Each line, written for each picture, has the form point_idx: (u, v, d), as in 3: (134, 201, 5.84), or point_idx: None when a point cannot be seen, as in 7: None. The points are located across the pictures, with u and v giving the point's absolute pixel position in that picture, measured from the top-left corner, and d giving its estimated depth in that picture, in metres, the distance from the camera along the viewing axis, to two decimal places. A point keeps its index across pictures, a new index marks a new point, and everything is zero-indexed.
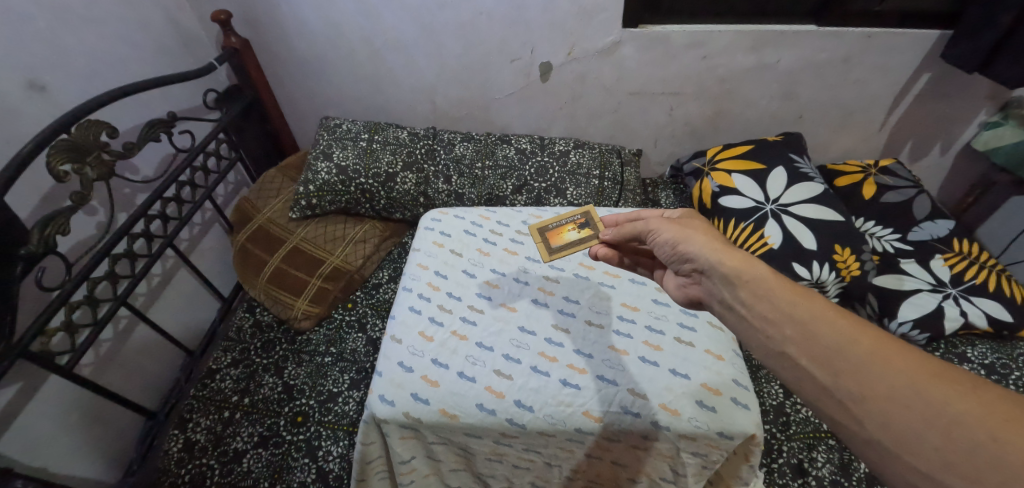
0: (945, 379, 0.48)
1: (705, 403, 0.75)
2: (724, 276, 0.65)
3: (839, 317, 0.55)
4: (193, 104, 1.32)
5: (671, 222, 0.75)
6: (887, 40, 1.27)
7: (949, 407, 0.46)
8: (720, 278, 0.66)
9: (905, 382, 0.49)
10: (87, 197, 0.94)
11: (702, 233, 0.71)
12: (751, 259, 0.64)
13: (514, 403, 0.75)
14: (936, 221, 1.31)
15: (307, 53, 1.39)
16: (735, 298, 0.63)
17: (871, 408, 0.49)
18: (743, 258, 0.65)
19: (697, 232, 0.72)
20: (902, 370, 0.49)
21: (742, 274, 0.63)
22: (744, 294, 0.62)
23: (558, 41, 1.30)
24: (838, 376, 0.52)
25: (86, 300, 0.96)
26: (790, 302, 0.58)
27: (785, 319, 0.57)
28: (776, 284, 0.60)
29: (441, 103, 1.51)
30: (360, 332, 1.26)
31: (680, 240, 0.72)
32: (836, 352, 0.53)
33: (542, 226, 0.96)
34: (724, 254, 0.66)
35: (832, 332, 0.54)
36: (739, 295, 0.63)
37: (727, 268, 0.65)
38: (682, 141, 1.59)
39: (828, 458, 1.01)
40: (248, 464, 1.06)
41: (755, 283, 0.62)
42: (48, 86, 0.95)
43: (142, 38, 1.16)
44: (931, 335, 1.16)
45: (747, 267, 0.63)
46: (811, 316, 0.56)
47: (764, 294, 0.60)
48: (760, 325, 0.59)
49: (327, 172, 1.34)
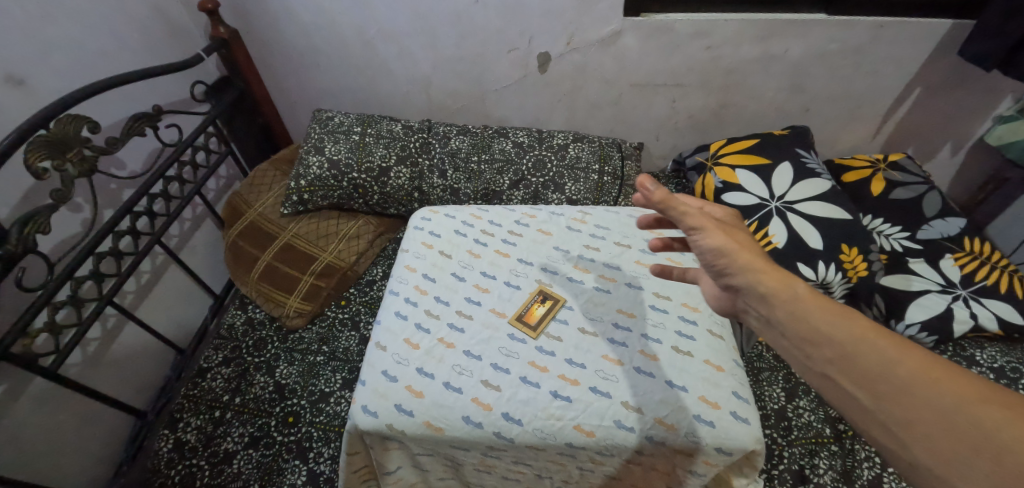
0: (996, 403, 0.43)
1: (703, 417, 0.72)
2: (760, 294, 0.58)
3: (879, 338, 0.50)
4: (181, 97, 1.28)
5: (715, 226, 0.65)
6: (902, 30, 1.22)
7: (1003, 435, 0.41)
8: (756, 296, 0.59)
9: (955, 405, 0.44)
10: (68, 194, 0.91)
11: (744, 245, 0.63)
12: (789, 277, 0.58)
13: (501, 416, 0.73)
14: (946, 219, 1.27)
15: (299, 44, 1.35)
16: (770, 316, 0.57)
17: (917, 432, 0.45)
18: (779, 275, 0.58)
19: (740, 245, 0.64)
20: (950, 392, 0.45)
21: (777, 293, 0.57)
22: (779, 314, 0.56)
23: (556, 30, 1.26)
24: (882, 399, 0.47)
25: (70, 300, 0.93)
26: (827, 320, 0.53)
27: (821, 339, 0.52)
28: (813, 302, 0.55)
29: (436, 95, 1.46)
30: (353, 330, 1.24)
31: (722, 251, 0.63)
32: (878, 375, 0.48)
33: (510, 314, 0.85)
34: (763, 271, 0.59)
35: (872, 353, 0.49)
36: (774, 314, 0.57)
37: (763, 287, 0.58)
38: (684, 134, 1.54)
39: (830, 464, 0.99)
40: (238, 465, 1.04)
41: (792, 302, 0.56)
42: (26, 79, 0.91)
43: (125, 27, 1.11)
44: (939, 337, 1.13)
45: (782, 284, 0.57)
46: (850, 336, 0.51)
47: (800, 313, 0.55)
48: (798, 346, 0.54)
49: (319, 166, 1.31)
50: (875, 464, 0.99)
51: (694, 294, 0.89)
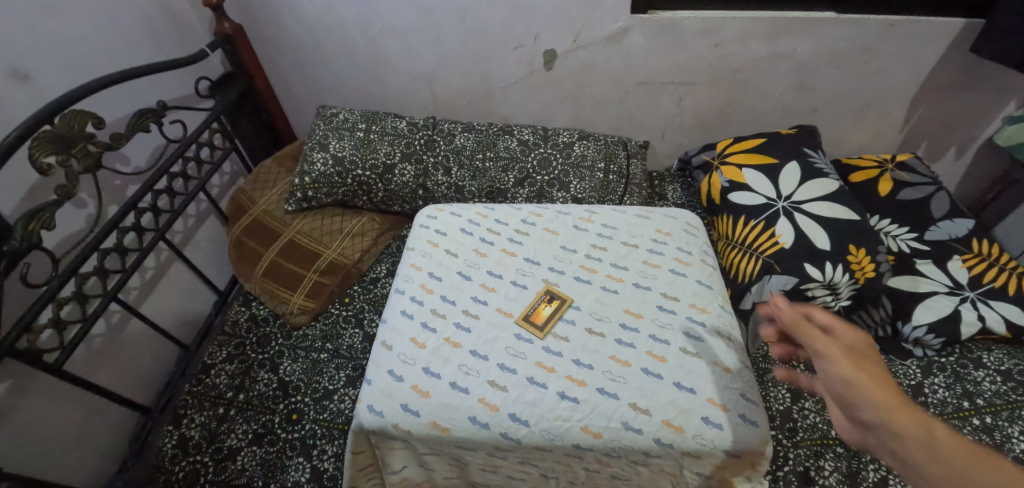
0: None
1: (712, 419, 0.72)
2: (894, 436, 0.51)
3: None
4: (186, 92, 1.27)
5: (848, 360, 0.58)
6: (913, 29, 1.21)
7: None
8: (890, 440, 0.52)
9: None
10: (73, 190, 0.91)
11: (879, 379, 0.56)
12: (929, 422, 0.51)
13: (508, 416, 0.72)
14: (955, 221, 1.26)
15: (303, 40, 1.35)
16: (904, 464, 0.50)
17: None
18: (917, 418, 0.51)
19: (875, 379, 0.56)
20: None
21: (913, 437, 0.50)
22: (915, 460, 0.49)
23: (562, 27, 1.25)
24: None
25: (74, 296, 0.92)
26: (979, 475, 0.45)
27: None
28: (956, 452, 0.48)
29: (441, 92, 1.46)
30: (357, 327, 1.24)
31: (853, 386, 0.56)
32: None
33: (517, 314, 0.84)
34: (900, 413, 0.52)
35: None
36: (908, 462, 0.50)
37: (895, 428, 0.52)
38: (690, 132, 1.53)
39: (836, 466, 0.99)
40: (242, 462, 1.04)
41: (933, 451, 0.48)
42: (31, 73, 0.91)
43: (130, 22, 1.11)
44: (947, 339, 1.12)
45: (918, 427, 0.50)
46: None
47: (943, 465, 0.47)
48: None
49: (323, 163, 1.31)
50: (882, 466, 0.98)
51: (702, 294, 0.89)
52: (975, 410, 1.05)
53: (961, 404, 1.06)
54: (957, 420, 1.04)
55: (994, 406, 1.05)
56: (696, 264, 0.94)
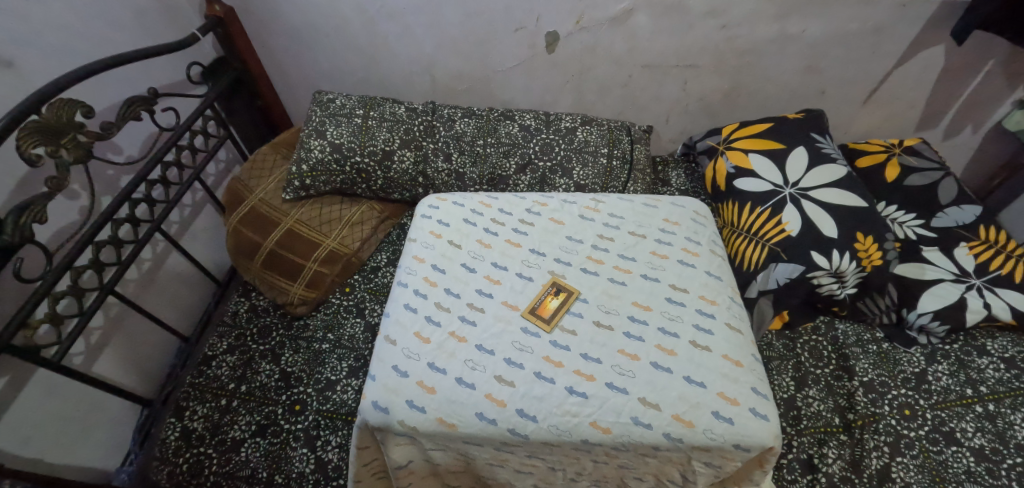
0: None
1: (722, 414, 0.71)
2: None
3: None
4: (177, 78, 1.23)
5: None
6: (926, 10, 1.17)
7: None
8: None
9: None
10: (64, 181, 0.88)
11: None
12: None
13: (515, 412, 0.72)
14: (962, 207, 1.24)
15: (297, 22, 1.30)
16: None
17: None
18: None
19: None
20: None
21: None
22: None
23: (566, 8, 1.21)
24: None
25: (70, 290, 0.90)
26: None
27: None
28: None
29: (440, 77, 1.42)
30: (358, 317, 1.22)
31: None
32: None
33: (524, 308, 0.83)
34: None
35: None
36: None
37: None
38: (695, 117, 1.49)
39: (839, 454, 0.99)
40: (246, 453, 1.04)
41: None
42: (15, 61, 0.87)
43: (117, 5, 1.06)
44: (952, 327, 1.11)
45: None
46: None
47: None
48: None
49: (320, 150, 1.28)
50: (884, 453, 0.99)
51: (711, 286, 0.87)
52: (978, 397, 1.05)
53: (964, 391, 1.06)
54: (959, 407, 1.04)
55: (997, 394, 1.06)
56: (704, 255, 0.93)
